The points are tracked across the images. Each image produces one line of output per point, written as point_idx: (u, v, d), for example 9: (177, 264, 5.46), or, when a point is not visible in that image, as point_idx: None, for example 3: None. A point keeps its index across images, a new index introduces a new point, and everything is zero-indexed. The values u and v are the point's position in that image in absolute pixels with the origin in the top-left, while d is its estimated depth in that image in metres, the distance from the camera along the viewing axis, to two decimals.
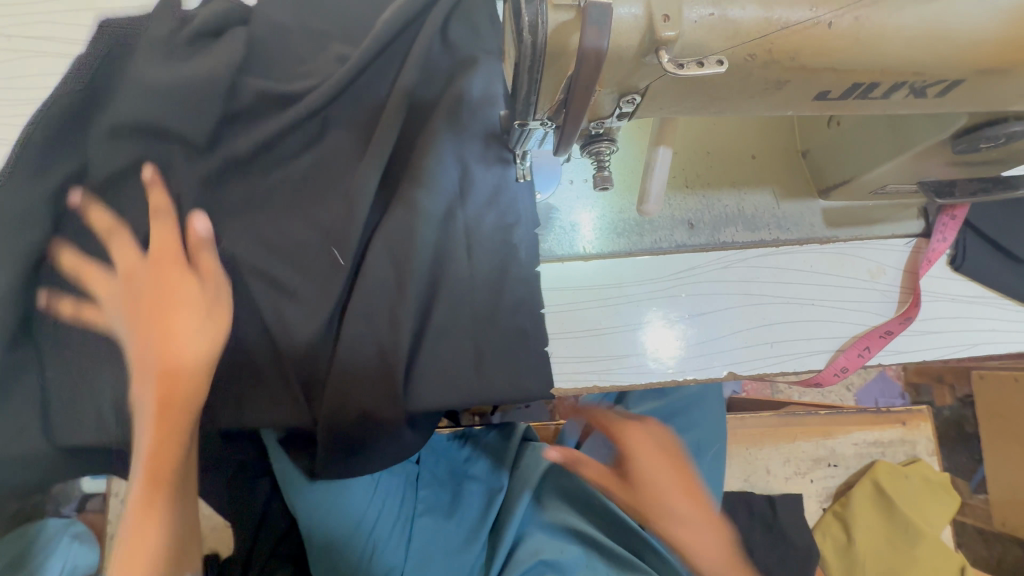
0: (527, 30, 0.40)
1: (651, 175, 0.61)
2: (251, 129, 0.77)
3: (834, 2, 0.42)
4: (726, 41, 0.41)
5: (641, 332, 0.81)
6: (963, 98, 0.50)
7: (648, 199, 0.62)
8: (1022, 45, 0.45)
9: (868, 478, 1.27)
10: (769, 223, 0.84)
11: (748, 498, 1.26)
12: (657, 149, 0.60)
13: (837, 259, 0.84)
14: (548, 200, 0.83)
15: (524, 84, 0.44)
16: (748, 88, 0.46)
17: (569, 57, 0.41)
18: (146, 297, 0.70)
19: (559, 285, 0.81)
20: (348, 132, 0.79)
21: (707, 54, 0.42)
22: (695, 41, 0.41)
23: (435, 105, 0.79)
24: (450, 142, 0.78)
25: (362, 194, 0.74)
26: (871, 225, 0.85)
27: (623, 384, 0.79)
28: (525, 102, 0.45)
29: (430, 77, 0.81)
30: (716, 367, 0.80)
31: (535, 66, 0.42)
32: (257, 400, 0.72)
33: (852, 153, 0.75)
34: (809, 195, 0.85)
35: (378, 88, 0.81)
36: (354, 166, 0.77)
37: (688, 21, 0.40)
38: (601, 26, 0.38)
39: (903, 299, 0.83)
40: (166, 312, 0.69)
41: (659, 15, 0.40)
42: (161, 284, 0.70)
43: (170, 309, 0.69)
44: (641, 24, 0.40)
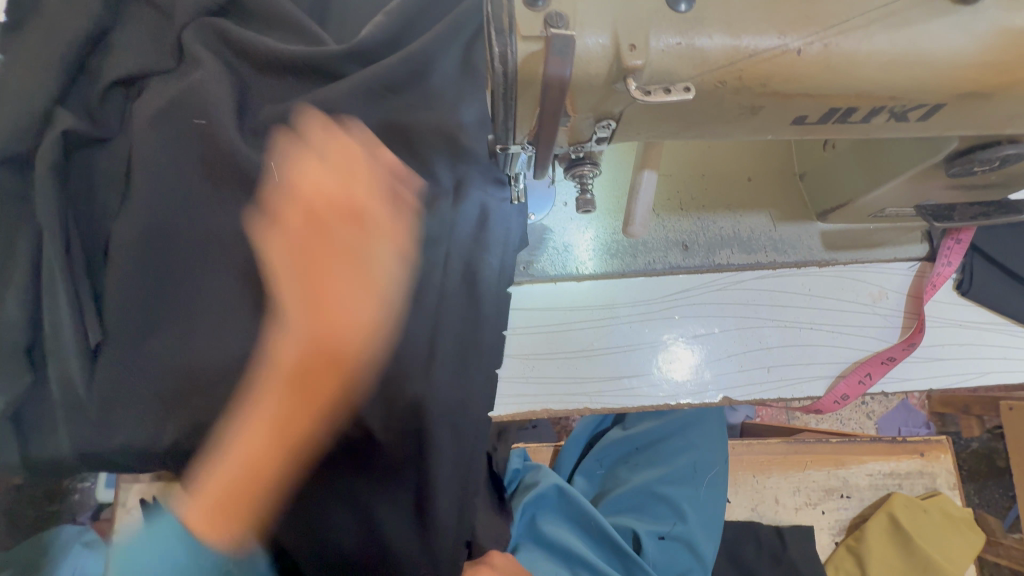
0: (497, 59, 0.41)
1: (636, 199, 0.61)
2: (254, 152, 0.80)
3: (803, 30, 0.43)
4: (693, 68, 0.42)
5: (634, 354, 0.80)
6: (945, 123, 0.50)
7: (633, 221, 0.63)
8: (1003, 70, 0.45)
9: (883, 511, 1.21)
10: (766, 245, 0.83)
11: (755, 528, 1.22)
12: (642, 173, 0.61)
13: (836, 282, 0.83)
14: (542, 221, 0.84)
15: (499, 111, 0.45)
16: (721, 114, 0.47)
17: (533, 85, 0.42)
18: (317, 313, 0.67)
19: (552, 305, 0.82)
20: None
21: (673, 79, 0.43)
22: (662, 68, 0.42)
23: (425, 127, 0.82)
24: (443, 164, 0.82)
25: (360, 214, 0.80)
26: (874, 247, 0.83)
27: (615, 407, 0.79)
28: (502, 128, 0.47)
29: (428, 102, 0.83)
30: (711, 391, 0.79)
31: (507, 92, 0.43)
32: (257, 414, 0.76)
33: (850, 177, 0.74)
34: (807, 217, 0.84)
35: (375, 110, 0.82)
36: (354, 183, 0.81)
37: (652, 48, 0.41)
38: (564, 55, 0.40)
39: (907, 325, 0.81)
40: (376, 233, 0.70)
41: (625, 45, 0.41)
42: (365, 211, 0.69)
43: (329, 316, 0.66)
44: (609, 53, 0.41)
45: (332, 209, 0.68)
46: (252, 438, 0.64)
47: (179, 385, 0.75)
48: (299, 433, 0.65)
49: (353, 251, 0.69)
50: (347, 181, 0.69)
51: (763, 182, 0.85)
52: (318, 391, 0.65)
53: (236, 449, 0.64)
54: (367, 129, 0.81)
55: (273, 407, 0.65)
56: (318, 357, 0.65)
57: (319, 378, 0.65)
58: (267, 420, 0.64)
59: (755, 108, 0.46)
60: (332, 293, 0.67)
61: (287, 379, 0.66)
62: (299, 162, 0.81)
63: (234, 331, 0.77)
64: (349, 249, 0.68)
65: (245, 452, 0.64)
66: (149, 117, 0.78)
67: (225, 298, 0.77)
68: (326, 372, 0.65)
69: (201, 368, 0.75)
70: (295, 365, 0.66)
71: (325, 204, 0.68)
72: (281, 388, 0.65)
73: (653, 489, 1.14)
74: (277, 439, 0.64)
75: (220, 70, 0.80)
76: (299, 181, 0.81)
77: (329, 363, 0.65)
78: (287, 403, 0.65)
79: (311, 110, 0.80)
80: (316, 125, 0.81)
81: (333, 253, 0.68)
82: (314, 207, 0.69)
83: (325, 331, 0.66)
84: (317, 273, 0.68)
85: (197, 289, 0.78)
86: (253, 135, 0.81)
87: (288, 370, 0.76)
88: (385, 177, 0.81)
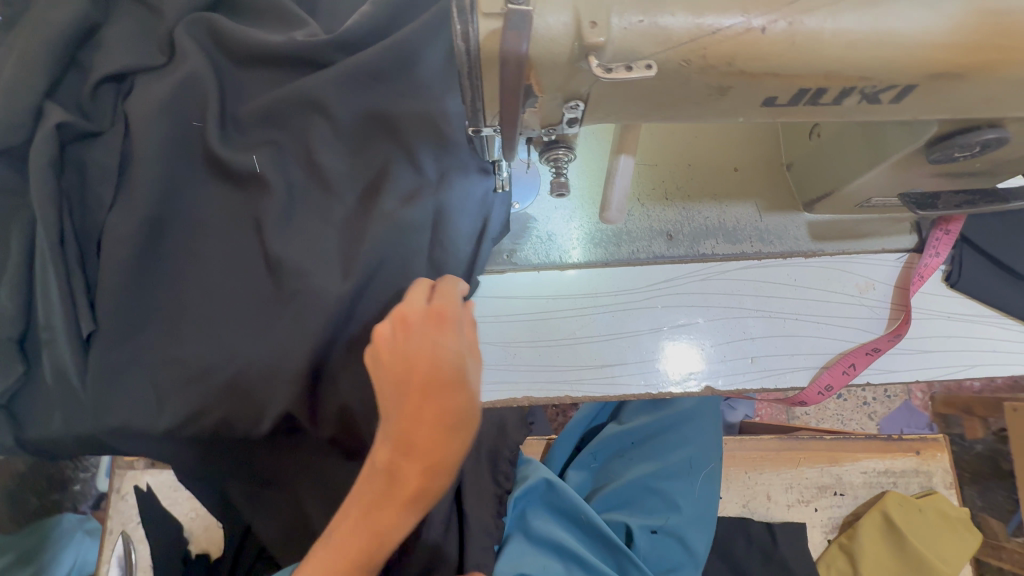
0: (460, 37, 0.41)
1: (612, 185, 0.61)
2: (243, 143, 0.82)
3: (767, 9, 0.43)
4: (655, 46, 0.42)
5: (617, 343, 0.80)
6: (918, 105, 0.50)
7: (610, 207, 0.63)
8: (973, 49, 0.45)
9: (877, 509, 1.20)
10: (751, 235, 0.83)
11: (745, 524, 1.21)
12: (619, 158, 0.60)
13: (822, 273, 0.82)
14: (526, 211, 0.85)
15: (467, 90, 0.45)
16: (689, 95, 0.47)
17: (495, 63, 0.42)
18: (417, 364, 0.53)
19: (536, 293, 0.82)
20: (333, 143, 0.82)
21: (636, 57, 0.43)
22: (625, 46, 0.42)
23: (411, 113, 0.82)
24: (429, 151, 0.82)
25: (344, 202, 0.81)
26: (861, 239, 0.83)
27: (597, 396, 0.79)
28: (472, 108, 0.47)
29: (414, 90, 0.83)
30: (693, 382, 0.79)
31: (472, 70, 0.43)
32: (245, 398, 0.77)
33: (836, 165, 0.73)
34: (794, 208, 0.84)
35: (362, 98, 0.82)
36: (339, 171, 0.81)
37: (614, 26, 0.41)
38: (522, 29, 0.40)
39: (894, 316, 0.80)
40: (457, 325, 0.55)
41: (586, 22, 0.41)
42: (442, 316, 0.55)
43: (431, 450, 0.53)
44: (571, 31, 0.41)
45: (421, 330, 0.54)
46: (359, 536, 0.54)
47: (170, 371, 0.76)
48: (392, 521, 0.53)
49: (442, 379, 0.53)
50: (455, 294, 0.58)
51: (748, 172, 0.85)
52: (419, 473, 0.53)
53: (334, 537, 0.55)
54: (353, 117, 0.82)
55: (382, 514, 0.53)
56: (415, 436, 0.52)
57: (439, 462, 0.52)
58: (360, 505, 0.54)
59: (721, 88, 0.46)
60: (442, 364, 0.53)
61: (393, 486, 0.54)
62: (286, 151, 0.82)
63: (221, 317, 0.78)
64: (434, 370, 0.53)
65: (364, 520, 0.54)
66: (139, 105, 0.80)
67: (216, 285, 0.79)
68: (449, 439, 0.53)
69: (192, 354, 0.76)
70: (387, 469, 0.54)
71: (430, 314, 0.55)
72: (377, 494, 0.54)
73: (646, 484, 1.13)
74: (374, 536, 0.54)
75: (209, 61, 0.82)
76: (286, 169, 0.81)
77: (430, 432, 0.52)
78: (400, 453, 0.53)
79: (297, 99, 0.81)
80: (302, 114, 0.82)
81: (418, 353, 0.54)
82: (418, 320, 0.55)
83: (423, 403, 0.53)
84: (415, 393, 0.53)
85: (186, 275, 0.78)
86: (242, 123, 0.82)
87: (275, 355, 0.77)
88: (370, 165, 0.82)
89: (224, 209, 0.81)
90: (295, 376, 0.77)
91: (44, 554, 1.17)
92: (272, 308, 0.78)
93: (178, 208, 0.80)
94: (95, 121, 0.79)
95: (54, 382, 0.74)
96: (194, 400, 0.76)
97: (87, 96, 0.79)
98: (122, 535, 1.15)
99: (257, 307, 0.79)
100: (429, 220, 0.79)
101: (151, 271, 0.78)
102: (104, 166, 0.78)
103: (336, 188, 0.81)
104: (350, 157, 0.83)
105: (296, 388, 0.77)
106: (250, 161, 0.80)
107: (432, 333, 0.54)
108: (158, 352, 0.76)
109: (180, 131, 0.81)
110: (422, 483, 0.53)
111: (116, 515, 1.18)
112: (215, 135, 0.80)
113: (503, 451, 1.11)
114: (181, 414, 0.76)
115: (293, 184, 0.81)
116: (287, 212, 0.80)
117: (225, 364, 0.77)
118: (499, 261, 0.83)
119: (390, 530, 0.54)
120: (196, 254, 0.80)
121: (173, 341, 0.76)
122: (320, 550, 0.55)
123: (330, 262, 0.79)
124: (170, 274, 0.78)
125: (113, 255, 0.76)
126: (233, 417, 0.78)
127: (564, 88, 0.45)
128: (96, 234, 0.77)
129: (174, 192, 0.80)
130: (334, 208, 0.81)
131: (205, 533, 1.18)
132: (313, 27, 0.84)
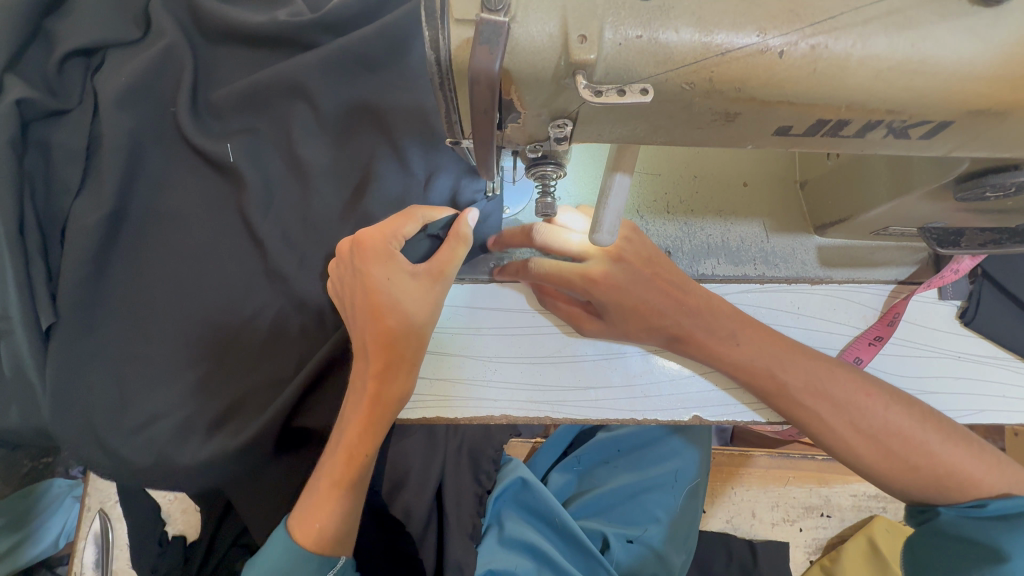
0: (429, 46, 0.36)
1: (604, 207, 0.56)
2: (219, 127, 0.77)
3: (786, 27, 0.37)
4: (654, 65, 0.37)
5: (603, 364, 0.75)
6: (949, 143, 0.44)
7: (601, 228, 0.58)
8: (1019, 84, 0.39)
9: (862, 534, 1.17)
10: (755, 256, 0.77)
11: (727, 540, 1.19)
12: (613, 176, 0.54)
13: (826, 303, 0.77)
14: (518, 217, 0.79)
15: (442, 100, 0.40)
16: (693, 121, 0.42)
17: (462, 71, 0.37)
18: (356, 295, 0.63)
19: (520, 306, 0.77)
20: (314, 133, 0.76)
21: (629, 77, 0.37)
22: (618, 62, 0.36)
23: (401, 103, 0.76)
24: (418, 145, 0.76)
25: (324, 196, 0.76)
26: (873, 268, 0.78)
27: (577, 419, 0.74)
28: (447, 121, 0.42)
29: (404, 78, 0.77)
30: (680, 410, 0.74)
31: (445, 82, 0.38)
32: (213, 399, 0.73)
33: (856, 190, 0.67)
34: (804, 230, 0.78)
35: (347, 85, 0.76)
36: (320, 162, 0.76)
37: (600, 40, 0.36)
38: (492, 43, 0.35)
39: (903, 352, 0.75)
40: (382, 255, 0.62)
41: (574, 36, 0.35)
42: (363, 245, 0.62)
43: (371, 354, 0.62)
44: (556, 43, 0.36)
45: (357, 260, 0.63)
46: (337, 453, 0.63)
47: (136, 368, 0.72)
48: (359, 432, 0.62)
49: (373, 298, 0.62)
50: (387, 228, 0.63)
51: (758, 188, 0.79)
52: (368, 377, 0.63)
53: (324, 457, 0.65)
54: (337, 106, 0.76)
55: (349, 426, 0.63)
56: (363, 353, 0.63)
57: (382, 370, 0.62)
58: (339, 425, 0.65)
59: (727, 114, 0.41)
60: (378, 285, 0.61)
61: (356, 403, 0.64)
62: (262, 138, 0.77)
63: (189, 312, 0.74)
64: (371, 291, 0.62)
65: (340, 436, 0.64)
66: (109, 82, 0.75)
67: (186, 278, 0.75)
68: (385, 351, 0.62)
69: (159, 351, 0.73)
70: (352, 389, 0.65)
71: (356, 244, 0.63)
72: (347, 415, 0.64)
73: (627, 494, 1.11)
74: (346, 448, 0.62)
75: (182, 36, 0.76)
76: (263, 158, 0.76)
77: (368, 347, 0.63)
78: (359, 368, 0.64)
79: (276, 81, 0.75)
80: (282, 97, 0.76)
81: (355, 282, 0.63)
82: (353, 253, 0.64)
83: (365, 321, 0.62)
84: (356, 311, 0.63)
85: (154, 266, 0.75)
86: (216, 105, 0.76)
87: (249, 353, 0.74)
88: (353, 159, 0.77)
89: (197, 198, 0.77)
90: (268, 379, 0.74)
91: (32, 521, 1.16)
92: (246, 306, 0.75)
93: (148, 194, 0.76)
94: (61, 97, 0.74)
95: (10, 375, 0.71)
96: (157, 399, 0.72)
97: (52, 69, 0.74)
98: (99, 513, 1.15)
99: (227, 304, 0.75)
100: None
101: (119, 261, 0.74)
102: (70, 146, 0.74)
103: (317, 182, 0.76)
104: (332, 147, 0.77)
105: (266, 391, 0.74)
106: (225, 149, 0.75)
107: (356, 263, 0.62)
108: (123, 348, 0.73)
109: (153, 113, 0.76)
110: (376, 391, 0.63)
111: (95, 493, 1.17)
112: (189, 118, 0.75)
113: (486, 451, 1.10)
114: (141, 418, 0.71)
115: (270, 175, 0.76)
116: (264, 205, 0.75)
117: (193, 362, 0.73)
118: (483, 272, 0.78)
119: (360, 441, 0.62)
120: (168, 246, 0.75)
121: (140, 335, 0.73)
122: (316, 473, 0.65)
123: (307, 263, 0.76)
124: (138, 264, 0.75)
125: (75, 243, 0.72)
126: (197, 418, 0.73)
127: (552, 103, 0.40)
128: (61, 221, 0.73)
129: (143, 177, 0.75)
130: (313, 202, 0.76)
131: (183, 516, 1.18)
132: (297, 5, 0.78)
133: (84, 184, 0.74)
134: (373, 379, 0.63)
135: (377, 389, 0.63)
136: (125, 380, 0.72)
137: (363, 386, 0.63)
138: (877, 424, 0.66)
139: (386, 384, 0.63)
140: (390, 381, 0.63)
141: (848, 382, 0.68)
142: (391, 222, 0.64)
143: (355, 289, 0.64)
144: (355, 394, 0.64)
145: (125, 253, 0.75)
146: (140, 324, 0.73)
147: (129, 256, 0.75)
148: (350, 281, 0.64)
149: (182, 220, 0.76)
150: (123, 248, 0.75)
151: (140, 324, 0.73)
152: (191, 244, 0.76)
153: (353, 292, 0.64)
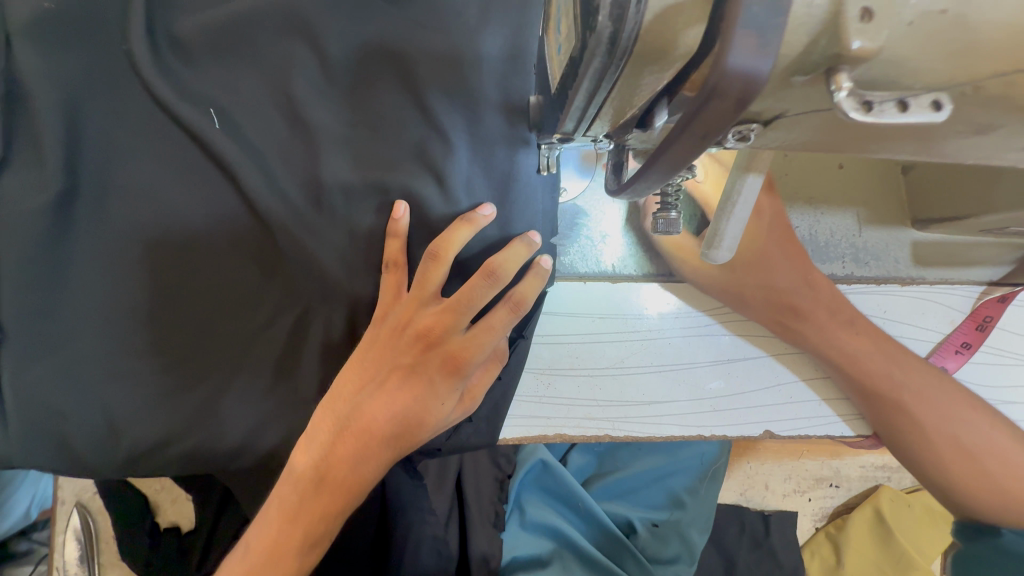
0: (606, 12, 0.23)
1: (729, 216, 0.43)
2: (183, 70, 0.56)
3: None
4: (940, 60, 0.25)
5: (668, 374, 0.66)
6: None
7: (718, 244, 0.45)
8: None
9: (869, 504, 1.20)
10: (845, 253, 0.68)
11: (742, 513, 1.20)
12: (745, 179, 0.42)
13: (915, 306, 0.68)
14: (575, 202, 0.69)
15: (594, 78, 0.27)
16: (925, 131, 0.30)
17: (680, 65, 0.25)
18: (410, 384, 0.59)
19: (579, 311, 0.67)
20: (318, 84, 0.56)
21: (895, 82, 0.25)
22: (895, 52, 0.24)
23: (424, 43, 0.54)
24: (457, 110, 0.55)
25: (320, 174, 0.55)
26: (971, 266, 0.69)
27: (641, 437, 0.66)
28: (579, 112, 0.30)
29: (438, 11, 0.54)
30: (751, 424, 0.67)
31: (616, 65, 0.25)
32: (196, 426, 0.60)
33: (976, 184, 0.58)
34: (901, 223, 0.69)
35: (355, 14, 0.55)
36: (317, 128, 0.55)
37: (887, 18, 0.23)
38: (766, 35, 0.20)
39: (989, 359, 0.69)
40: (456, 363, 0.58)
41: (853, 9, 0.22)
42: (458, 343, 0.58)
43: (368, 445, 0.58)
44: (820, 18, 0.22)
45: (424, 355, 0.59)
46: (290, 539, 0.57)
47: (103, 390, 0.58)
48: (316, 522, 0.58)
49: (422, 397, 0.59)
50: (487, 329, 0.59)
51: (862, 176, 0.69)
52: (349, 469, 0.58)
53: (258, 528, 0.59)
54: (348, 50, 0.55)
55: (303, 511, 0.57)
56: (361, 440, 0.58)
57: (374, 468, 0.59)
58: (291, 510, 0.58)
59: (993, 123, 0.29)
60: (435, 389, 0.59)
61: (324, 487, 0.58)
62: (239, 87, 0.56)
63: (159, 318, 0.58)
64: (418, 392, 0.59)
65: (284, 521, 0.58)
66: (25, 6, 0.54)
67: (153, 275, 0.58)
68: (396, 443, 0.59)
69: (129, 370, 0.58)
70: (317, 474, 0.57)
71: (425, 334, 0.58)
72: (307, 498, 0.57)
73: (650, 477, 1.09)
74: (294, 538, 0.57)
75: None
76: (243, 116, 0.56)
77: (376, 446, 0.58)
78: (338, 455, 0.57)
79: (262, 12, 0.54)
80: (270, 31, 0.55)
81: (402, 371, 0.59)
82: (414, 334, 0.58)
83: (391, 407, 0.58)
84: (385, 399, 0.59)
85: (107, 259, 0.57)
86: (178, 42, 0.55)
87: (240, 371, 0.60)
88: (360, 122, 0.56)
89: (158, 170, 0.57)
90: (275, 399, 0.61)
91: None
92: (257, 311, 0.60)
93: (94, 164, 0.57)
94: None
95: None
96: (133, 429, 0.59)
97: None
98: (77, 507, 1.03)
99: (220, 314, 0.59)
100: (451, 216, 0.57)
101: (66, 254, 0.57)
102: None
103: (324, 151, 0.55)
104: (333, 101, 0.56)
105: (277, 412, 0.62)
106: (202, 110, 0.56)
107: (437, 360, 0.59)
108: (93, 372, 0.58)
109: (94, 54, 0.56)
110: (351, 483, 0.58)
111: (69, 485, 1.05)
112: (142, 61, 0.54)
113: None
114: (124, 447, 0.59)
115: (249, 142, 0.56)
116: (244, 179, 0.56)
117: (171, 381, 0.59)
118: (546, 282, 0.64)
119: (313, 532, 0.58)
120: (132, 236, 0.57)
121: (98, 349, 0.58)
122: (250, 545, 0.59)
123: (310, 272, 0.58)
124: (88, 257, 0.57)
125: (16, 231, 0.56)
126: (184, 446, 0.60)
127: (771, 99, 0.26)
128: None
129: (89, 141, 0.56)
130: (308, 181, 0.56)
131: (173, 507, 1.07)
132: None
133: (12, 150, 0.56)
134: (348, 479, 0.58)
135: (350, 488, 0.58)
136: (98, 405, 0.58)
137: (335, 479, 0.58)
138: (952, 436, 0.64)
139: (368, 481, 0.59)
140: (369, 482, 0.59)
141: (927, 390, 0.63)
142: (485, 323, 0.59)
143: (388, 369, 0.59)
144: (313, 484, 0.57)
145: (71, 243, 0.57)
146: (97, 335, 0.58)
147: (77, 248, 0.57)
148: (392, 358, 0.59)
149: (134, 199, 0.57)
150: (66, 237, 0.57)
151: (97, 334, 0.58)
152: (150, 231, 0.57)
153: (384, 376, 0.59)
